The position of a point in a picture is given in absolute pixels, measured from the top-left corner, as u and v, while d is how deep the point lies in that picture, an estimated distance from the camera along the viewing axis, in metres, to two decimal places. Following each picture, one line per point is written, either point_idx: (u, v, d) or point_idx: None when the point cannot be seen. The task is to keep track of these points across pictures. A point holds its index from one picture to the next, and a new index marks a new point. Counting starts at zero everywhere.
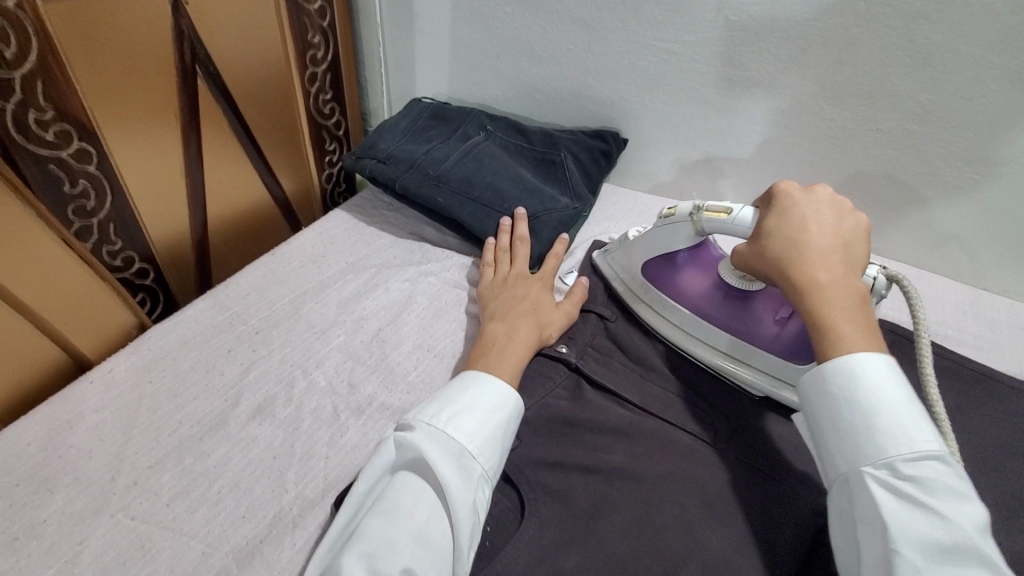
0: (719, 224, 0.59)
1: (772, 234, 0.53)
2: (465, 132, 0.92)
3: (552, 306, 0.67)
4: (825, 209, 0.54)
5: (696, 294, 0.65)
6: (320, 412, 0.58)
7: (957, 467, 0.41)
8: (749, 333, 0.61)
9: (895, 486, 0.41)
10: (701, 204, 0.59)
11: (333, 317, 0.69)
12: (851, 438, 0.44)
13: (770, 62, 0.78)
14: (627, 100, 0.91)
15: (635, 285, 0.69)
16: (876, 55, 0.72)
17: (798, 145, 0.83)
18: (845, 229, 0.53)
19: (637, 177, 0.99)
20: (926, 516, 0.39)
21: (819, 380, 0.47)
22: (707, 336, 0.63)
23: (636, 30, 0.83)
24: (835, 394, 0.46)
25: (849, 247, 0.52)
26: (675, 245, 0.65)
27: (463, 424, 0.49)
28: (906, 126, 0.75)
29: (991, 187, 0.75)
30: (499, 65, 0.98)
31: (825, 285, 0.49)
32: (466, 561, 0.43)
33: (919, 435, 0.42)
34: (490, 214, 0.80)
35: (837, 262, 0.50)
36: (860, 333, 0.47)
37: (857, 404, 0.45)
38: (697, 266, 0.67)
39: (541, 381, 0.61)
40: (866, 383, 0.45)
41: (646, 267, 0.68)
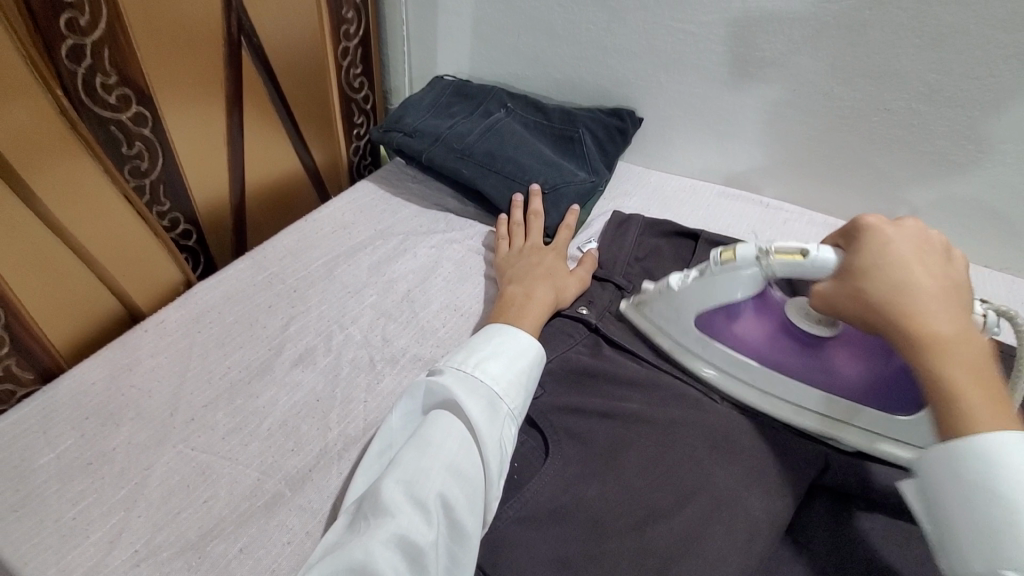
0: (793, 266, 0.55)
1: (876, 273, 0.51)
2: (487, 108, 0.96)
3: (567, 272, 0.71)
4: (922, 247, 0.53)
5: (769, 347, 0.59)
6: (356, 361, 0.63)
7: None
8: (841, 386, 0.56)
9: None
10: (773, 247, 0.55)
11: (366, 278, 0.73)
12: (991, 535, 0.39)
13: (784, 42, 0.81)
14: (644, 80, 0.94)
15: (691, 340, 0.62)
16: (888, 35, 0.75)
17: (808, 125, 0.86)
18: (948, 270, 0.52)
19: (651, 155, 1.02)
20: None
21: (954, 461, 0.42)
22: (793, 395, 0.58)
23: (655, 11, 0.87)
24: (967, 478, 0.41)
25: (957, 290, 0.50)
26: (733, 295, 0.59)
27: (490, 369, 0.54)
28: (914, 106, 0.78)
29: (992, 165, 0.78)
30: (520, 44, 1.01)
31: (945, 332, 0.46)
32: (496, 487, 0.48)
33: None
34: (511, 187, 0.84)
35: (953, 307, 0.48)
36: (990, 381, 0.45)
37: (991, 492, 0.40)
38: (756, 313, 0.61)
39: (561, 339, 0.65)
40: (1007, 467, 0.40)
41: (699, 321, 0.62)
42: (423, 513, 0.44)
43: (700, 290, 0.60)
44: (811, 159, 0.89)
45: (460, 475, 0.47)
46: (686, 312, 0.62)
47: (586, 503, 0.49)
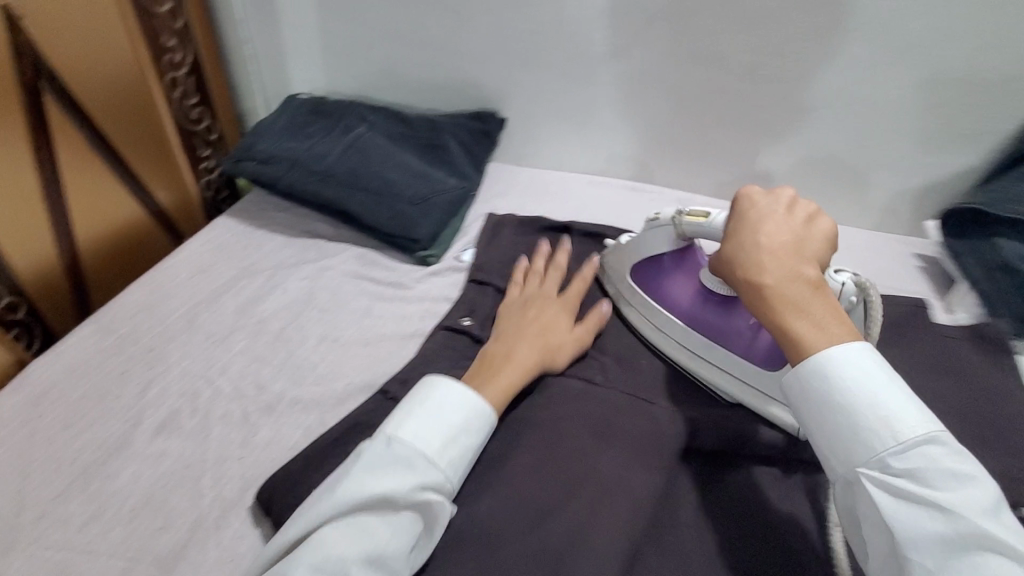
0: (699, 227, 0.62)
1: (725, 244, 0.54)
2: (347, 124, 0.93)
3: (567, 330, 0.66)
4: (778, 210, 0.54)
5: (678, 300, 0.67)
6: (228, 417, 0.59)
7: (951, 444, 0.43)
8: (721, 335, 0.63)
9: (892, 485, 0.42)
10: (682, 210, 0.63)
11: (232, 323, 0.69)
12: (841, 445, 0.45)
13: (619, 35, 0.85)
14: (501, 82, 0.95)
15: (624, 286, 0.72)
16: (705, 22, 0.81)
17: (654, 111, 0.92)
18: (802, 228, 0.53)
19: (520, 154, 1.04)
20: (929, 511, 0.41)
21: (803, 386, 0.47)
22: (682, 339, 0.66)
23: (497, 13, 0.88)
24: (816, 400, 0.46)
25: (805, 243, 0.52)
26: (660, 249, 0.68)
27: (453, 451, 0.50)
28: (738, 85, 0.85)
29: (813, 132, 0.86)
30: (374, 55, 0.99)
31: (773, 287, 0.49)
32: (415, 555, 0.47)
33: (904, 425, 0.43)
34: (378, 200, 0.81)
35: (791, 260, 0.50)
36: (822, 325, 0.47)
37: (840, 407, 0.45)
38: (682, 272, 0.69)
39: (446, 352, 0.64)
40: (844, 377, 0.45)
41: (635, 273, 0.71)
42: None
43: (638, 244, 0.70)
44: (664, 142, 0.94)
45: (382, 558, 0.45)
46: (625, 263, 0.72)
47: (477, 517, 0.50)
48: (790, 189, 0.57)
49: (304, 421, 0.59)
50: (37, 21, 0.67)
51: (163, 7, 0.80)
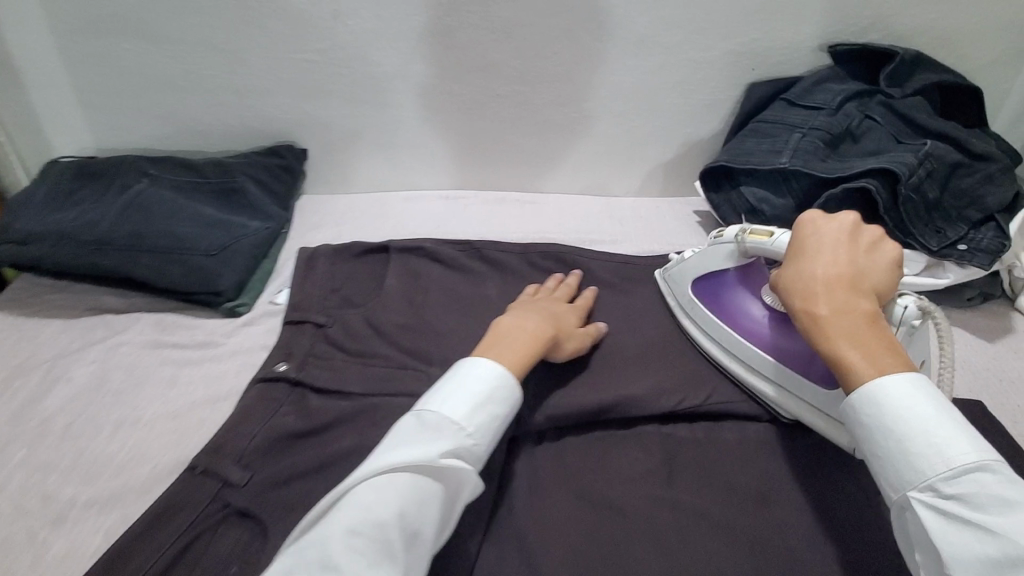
0: (762, 247, 0.64)
1: (785, 268, 0.57)
2: (124, 183, 0.85)
3: (574, 327, 0.67)
4: (842, 240, 0.56)
5: (750, 314, 0.67)
6: (8, 542, 0.51)
7: (1003, 471, 0.42)
8: (780, 351, 0.63)
9: (940, 507, 0.43)
10: (750, 227, 0.65)
11: (5, 433, 0.60)
12: (890, 466, 0.46)
13: (395, 54, 0.87)
14: (290, 114, 0.93)
15: (684, 299, 0.72)
16: (471, 35, 0.85)
17: (448, 121, 0.95)
18: (864, 258, 0.55)
19: (331, 182, 1.02)
20: (978, 535, 0.41)
21: (853, 411, 0.48)
22: (742, 355, 0.66)
23: (269, 47, 0.86)
24: (867, 423, 0.47)
25: (864, 274, 0.54)
26: (724, 263, 0.69)
27: (473, 420, 0.50)
28: (517, 88, 0.91)
29: (592, 121, 0.95)
30: (143, 105, 0.91)
31: (827, 317, 0.52)
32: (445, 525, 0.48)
33: (954, 450, 0.43)
34: (168, 260, 0.75)
35: (843, 291, 0.53)
36: (875, 353, 0.49)
37: (886, 430, 0.46)
38: (743, 287, 0.69)
39: (263, 406, 0.61)
40: (888, 400, 0.46)
41: (696, 286, 0.72)
42: (372, 565, 0.41)
43: (703, 257, 0.71)
44: (466, 149, 0.99)
45: (409, 530, 0.44)
46: (688, 277, 0.72)
47: None
48: (860, 217, 0.58)
49: (106, 521, 0.53)
50: None
51: None
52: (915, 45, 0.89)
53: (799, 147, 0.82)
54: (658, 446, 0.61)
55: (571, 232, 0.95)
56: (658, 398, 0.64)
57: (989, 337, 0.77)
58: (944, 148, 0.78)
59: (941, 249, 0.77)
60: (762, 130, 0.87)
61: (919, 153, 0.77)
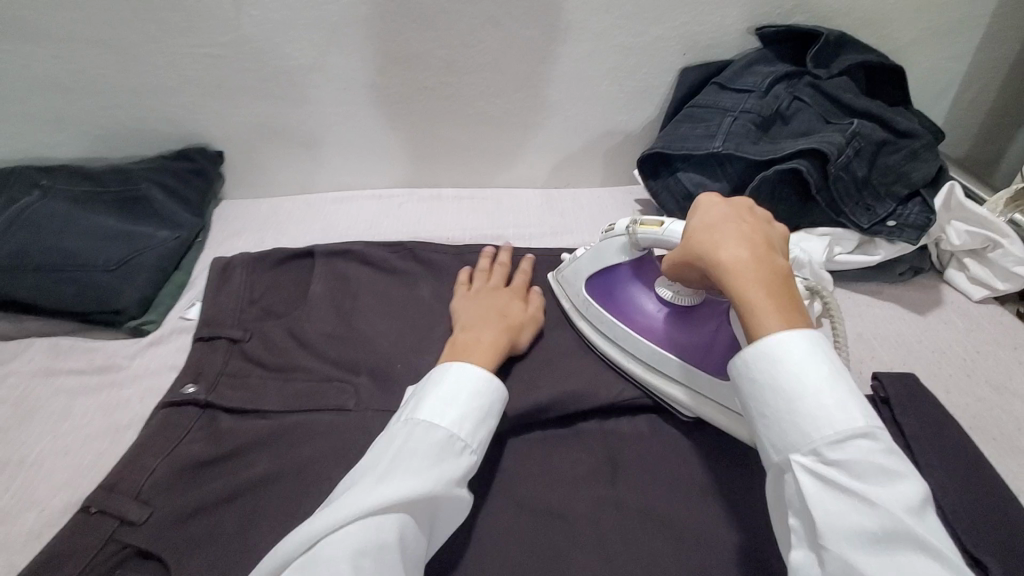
0: (653, 236, 0.59)
1: (694, 228, 0.53)
2: (11, 196, 0.77)
3: (522, 313, 0.67)
4: (745, 208, 0.53)
5: (643, 310, 0.64)
6: None
7: (885, 440, 0.40)
8: (672, 346, 0.61)
9: (823, 474, 0.40)
10: (637, 218, 0.60)
11: None
12: (780, 424, 0.42)
13: (309, 47, 0.82)
14: (199, 115, 0.86)
15: (580, 301, 0.68)
16: (390, 25, 0.81)
17: (373, 117, 0.90)
18: (765, 219, 0.53)
19: (254, 186, 0.96)
20: (856, 505, 0.38)
21: (748, 371, 0.45)
22: (639, 352, 0.62)
23: (167, 42, 0.79)
24: (760, 379, 0.44)
25: (770, 233, 0.51)
26: (615, 260, 0.65)
27: (456, 425, 0.50)
28: (443, 79, 0.87)
29: (526, 112, 0.92)
30: (31, 109, 0.83)
31: (745, 261, 0.47)
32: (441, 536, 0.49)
33: (843, 415, 0.40)
34: (58, 277, 0.68)
35: (756, 241, 0.49)
36: (784, 304, 0.45)
37: (779, 387, 0.43)
38: (637, 281, 0.66)
39: (167, 434, 0.55)
40: (782, 362, 0.43)
41: (591, 286, 0.68)
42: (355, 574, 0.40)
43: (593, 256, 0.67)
44: (396, 146, 0.94)
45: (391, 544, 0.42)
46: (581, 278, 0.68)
47: None
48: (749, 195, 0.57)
49: None
50: None
51: None
52: (839, 25, 0.90)
53: (731, 131, 0.81)
54: (600, 444, 0.59)
55: (510, 228, 0.92)
56: (597, 391, 0.61)
57: (920, 310, 0.79)
58: (870, 127, 0.79)
59: (871, 227, 0.79)
60: (694, 115, 0.86)
61: (846, 133, 0.77)
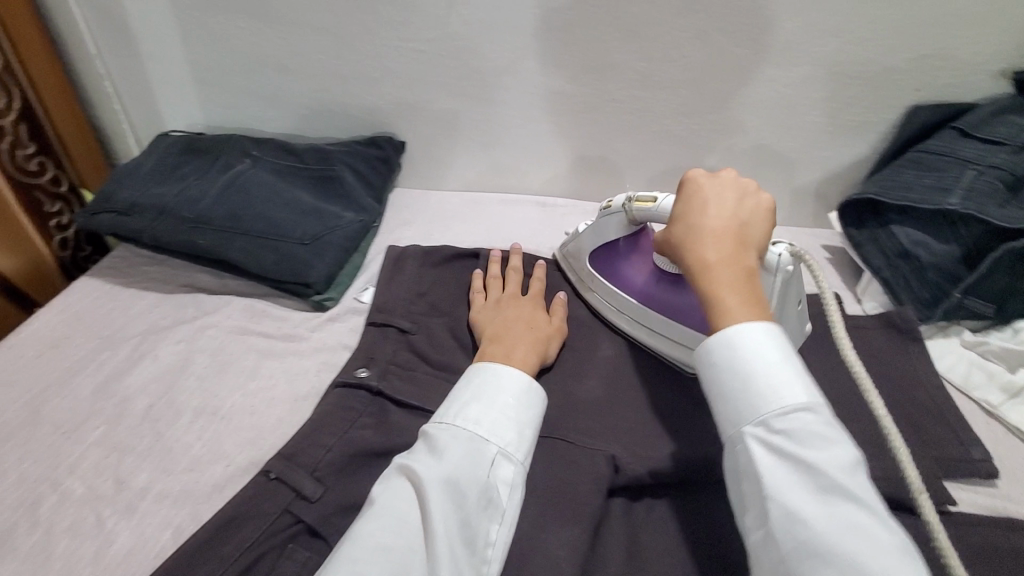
0: (648, 212, 0.64)
1: (674, 222, 0.57)
2: (226, 161, 0.84)
3: (547, 322, 0.66)
4: (726, 195, 0.56)
5: (643, 280, 0.68)
6: (77, 527, 0.49)
7: (826, 414, 0.43)
8: (674, 310, 0.65)
9: (770, 443, 0.43)
10: (631, 194, 0.65)
11: (89, 406, 0.59)
12: (738, 404, 0.46)
13: (507, 49, 0.82)
14: (393, 105, 0.90)
15: (584, 274, 0.73)
16: (593, 33, 0.78)
17: (554, 124, 0.88)
18: (746, 208, 0.55)
19: (425, 177, 0.98)
20: (797, 468, 0.41)
21: (709, 356, 0.49)
22: (641, 317, 0.67)
23: (379, 34, 0.83)
24: (721, 364, 0.48)
25: (747, 226, 0.54)
26: (615, 234, 0.70)
27: (485, 429, 0.49)
28: (634, 93, 0.83)
29: (715, 135, 0.86)
30: (251, 85, 0.91)
31: (711, 263, 0.51)
32: (489, 548, 0.45)
33: (788, 391, 0.44)
34: (263, 245, 0.73)
35: (726, 240, 0.53)
36: (748, 301, 0.49)
37: (740, 369, 0.46)
38: (639, 254, 0.70)
39: (340, 416, 0.57)
40: (743, 349, 0.47)
41: (593, 259, 0.72)
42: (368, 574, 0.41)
43: (595, 229, 0.71)
44: (568, 155, 0.92)
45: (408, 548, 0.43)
46: (583, 250, 0.73)
47: None
48: (734, 172, 0.59)
49: (174, 518, 0.50)
50: None
51: None
52: None
53: (972, 188, 0.69)
54: None
55: None
56: None
57: None
58: None
59: None
60: (924, 161, 0.75)
61: None
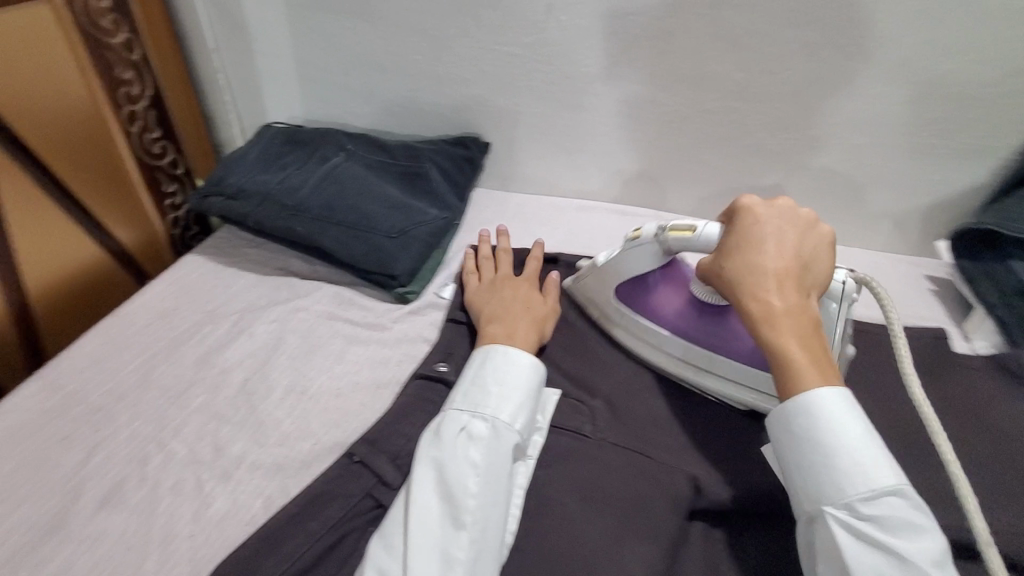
0: (685, 243, 0.59)
1: (727, 262, 0.54)
2: (323, 154, 0.88)
3: (542, 305, 0.67)
4: (783, 229, 0.54)
5: (681, 315, 0.63)
6: (180, 486, 0.53)
7: (914, 497, 0.43)
8: (725, 348, 0.60)
9: (853, 526, 0.42)
10: (667, 223, 0.59)
11: (192, 375, 0.63)
12: (815, 483, 0.45)
13: (604, 55, 0.81)
14: (483, 106, 0.91)
15: (611, 309, 0.67)
16: (695, 41, 0.76)
17: (643, 132, 0.87)
18: (806, 246, 0.54)
19: (508, 180, 0.99)
20: (885, 557, 0.41)
21: (786, 422, 0.47)
22: (687, 354, 0.62)
23: (477, 36, 0.84)
24: (802, 433, 0.46)
25: (808, 266, 0.53)
26: (644, 267, 0.63)
27: (473, 404, 0.53)
28: (732, 104, 0.81)
29: (816, 152, 0.82)
30: (349, 82, 0.95)
31: (775, 311, 0.50)
32: (468, 499, 0.46)
33: (879, 472, 0.43)
34: (354, 235, 0.76)
35: (791, 284, 0.51)
36: (815, 355, 0.48)
37: (817, 443, 0.45)
38: (668, 285, 0.65)
39: (420, 407, 0.58)
40: (828, 421, 0.45)
41: (619, 293, 0.66)
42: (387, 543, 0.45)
43: (620, 262, 0.64)
44: (655, 166, 0.90)
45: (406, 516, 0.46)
46: (607, 284, 0.66)
47: None
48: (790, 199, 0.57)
49: (265, 489, 0.53)
50: None
51: (115, 37, 0.78)
52: None
53: None
54: None
55: None
56: None
57: None
58: None
59: None
60: None
61: None
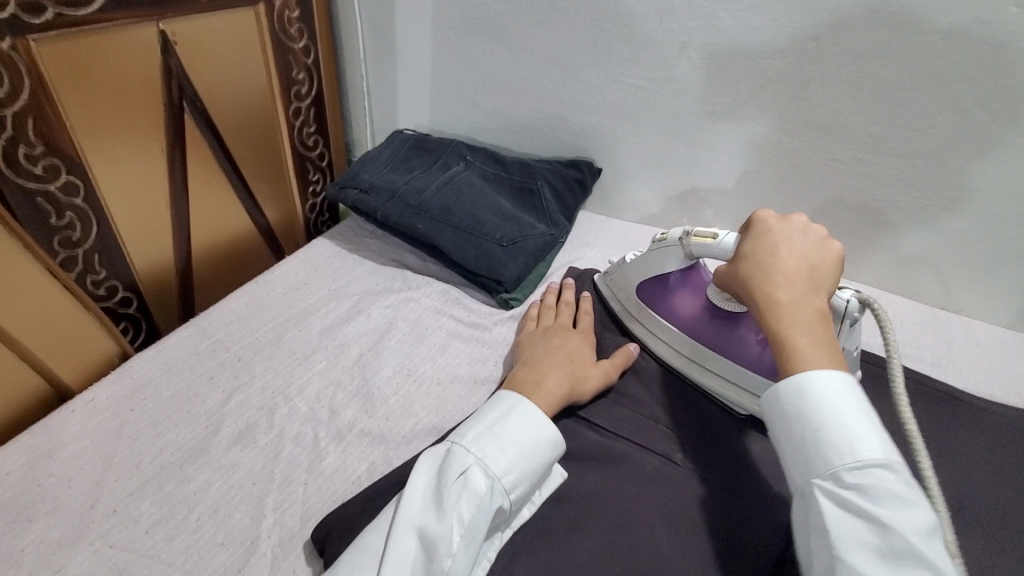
0: (707, 248, 0.62)
1: (745, 262, 0.55)
2: (446, 162, 0.95)
3: (592, 363, 0.65)
4: (797, 237, 0.55)
5: (695, 316, 0.68)
6: (300, 439, 0.59)
7: (903, 472, 0.42)
8: (729, 352, 0.64)
9: (841, 496, 0.42)
10: (691, 229, 0.63)
11: (317, 342, 0.70)
12: (803, 452, 0.45)
13: (732, 96, 0.83)
14: (602, 134, 0.95)
15: (631, 304, 0.73)
16: (830, 89, 0.76)
17: (762, 174, 0.87)
18: (818, 253, 0.54)
19: (617, 207, 1.03)
20: (865, 524, 0.41)
21: (779, 403, 0.48)
22: (694, 355, 0.67)
23: (607, 68, 0.89)
24: (792, 414, 0.46)
25: (817, 269, 0.53)
26: (666, 267, 0.69)
27: (481, 451, 0.50)
28: (861, 156, 0.79)
29: (949, 214, 0.78)
30: (478, 99, 1.02)
31: (785, 302, 0.50)
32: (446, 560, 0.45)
33: (864, 446, 0.43)
34: (469, 240, 0.81)
35: (800, 282, 0.51)
36: (818, 347, 0.48)
37: (808, 420, 0.45)
38: (687, 288, 0.70)
39: None
40: (819, 400, 0.45)
41: (642, 290, 0.72)
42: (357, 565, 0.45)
43: (645, 262, 0.71)
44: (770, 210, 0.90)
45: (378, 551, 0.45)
46: (631, 281, 0.73)
47: None
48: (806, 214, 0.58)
49: (370, 455, 0.58)
50: (185, 46, 0.75)
51: (298, 43, 0.90)
52: None
53: None
54: None
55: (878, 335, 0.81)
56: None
57: None
58: None
59: None
60: None
61: None
